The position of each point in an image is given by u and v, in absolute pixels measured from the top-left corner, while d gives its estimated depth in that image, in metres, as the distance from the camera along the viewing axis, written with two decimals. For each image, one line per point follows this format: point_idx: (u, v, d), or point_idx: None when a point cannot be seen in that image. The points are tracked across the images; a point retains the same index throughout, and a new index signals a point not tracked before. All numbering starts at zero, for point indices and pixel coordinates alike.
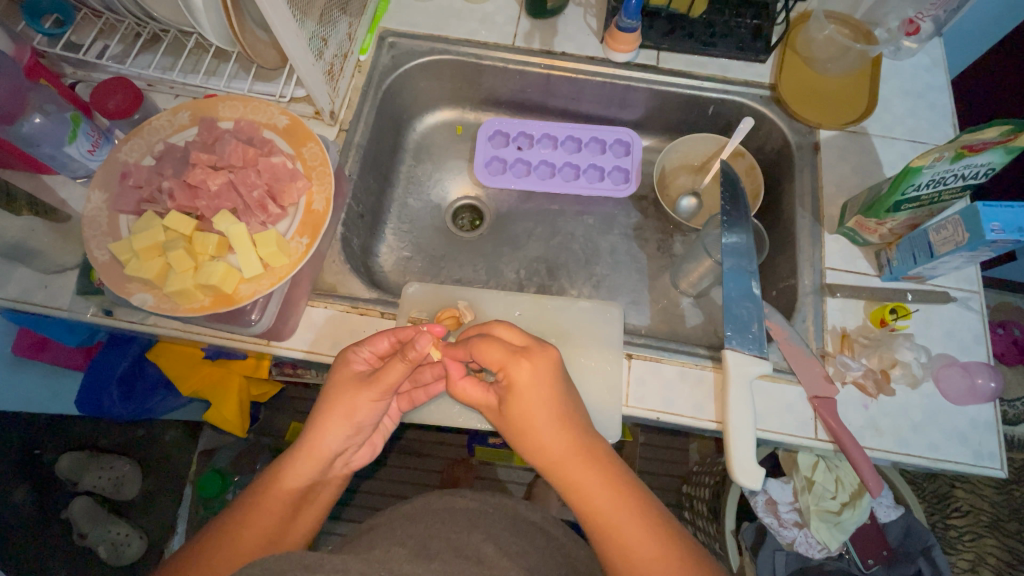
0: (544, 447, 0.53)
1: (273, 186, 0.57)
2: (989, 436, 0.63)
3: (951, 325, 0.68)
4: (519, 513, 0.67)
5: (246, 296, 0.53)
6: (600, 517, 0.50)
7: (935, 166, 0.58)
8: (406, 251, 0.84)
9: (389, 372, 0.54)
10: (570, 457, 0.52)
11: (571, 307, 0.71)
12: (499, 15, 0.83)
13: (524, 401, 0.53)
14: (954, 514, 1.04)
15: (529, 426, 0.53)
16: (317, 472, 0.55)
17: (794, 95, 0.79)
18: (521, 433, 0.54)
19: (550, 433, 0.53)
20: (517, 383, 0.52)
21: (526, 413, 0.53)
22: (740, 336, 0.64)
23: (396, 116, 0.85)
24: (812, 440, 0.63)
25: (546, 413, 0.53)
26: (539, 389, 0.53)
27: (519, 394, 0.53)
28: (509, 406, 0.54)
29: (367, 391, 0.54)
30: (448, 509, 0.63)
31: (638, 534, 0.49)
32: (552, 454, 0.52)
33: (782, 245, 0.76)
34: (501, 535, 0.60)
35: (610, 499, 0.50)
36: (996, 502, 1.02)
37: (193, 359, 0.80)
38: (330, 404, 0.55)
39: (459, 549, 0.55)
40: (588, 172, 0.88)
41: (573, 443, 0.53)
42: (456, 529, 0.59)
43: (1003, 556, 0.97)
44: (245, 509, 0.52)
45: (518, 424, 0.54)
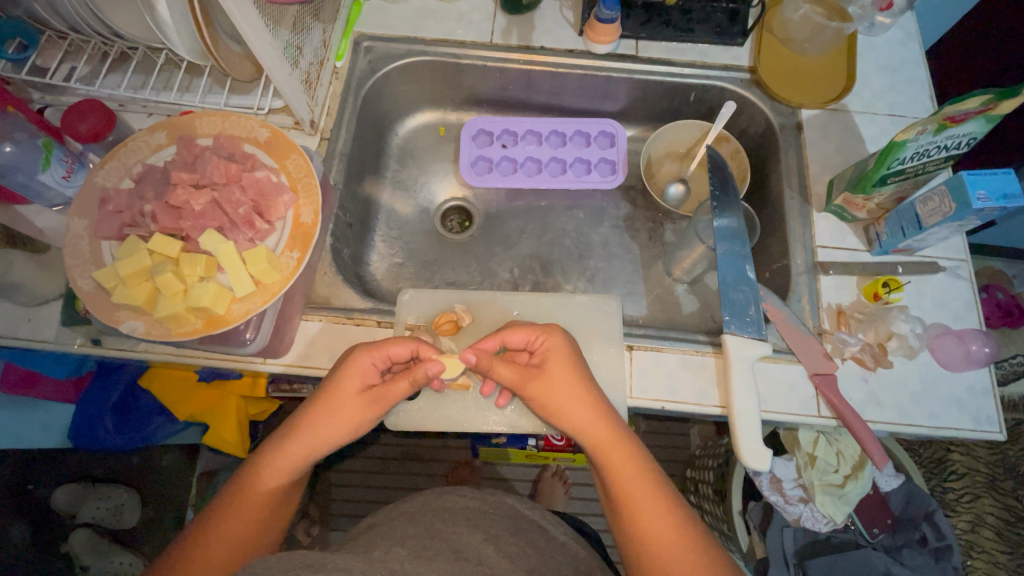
0: (577, 427, 0.54)
1: (259, 202, 0.56)
2: (987, 400, 0.64)
3: (942, 295, 0.69)
4: (518, 512, 0.68)
5: (239, 316, 0.52)
6: (620, 490, 0.51)
7: (919, 139, 0.58)
8: (397, 257, 0.83)
9: (394, 388, 0.55)
10: (602, 436, 0.53)
11: (568, 304, 0.70)
12: (475, 13, 0.82)
13: (556, 378, 0.55)
14: (951, 477, 1.09)
15: (562, 405, 0.54)
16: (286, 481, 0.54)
17: (773, 76, 0.79)
18: (555, 407, 0.54)
19: (586, 406, 0.54)
20: (555, 353, 0.56)
21: (555, 385, 0.54)
22: (738, 320, 0.65)
23: (378, 121, 0.84)
24: (814, 417, 0.64)
25: (576, 391, 0.54)
26: (569, 361, 0.56)
27: (551, 364, 0.56)
28: (541, 378, 0.55)
29: (360, 401, 0.54)
30: (448, 509, 0.62)
31: (661, 528, 0.49)
32: (585, 432, 0.54)
33: (773, 227, 0.76)
34: (501, 536, 0.60)
35: (639, 485, 0.51)
36: (991, 463, 1.08)
37: (188, 382, 0.78)
38: (323, 413, 0.54)
39: (459, 551, 0.54)
40: (574, 166, 0.87)
41: (609, 422, 0.54)
42: (457, 529, 0.58)
43: (1001, 515, 1.03)
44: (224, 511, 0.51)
45: (551, 403, 0.54)
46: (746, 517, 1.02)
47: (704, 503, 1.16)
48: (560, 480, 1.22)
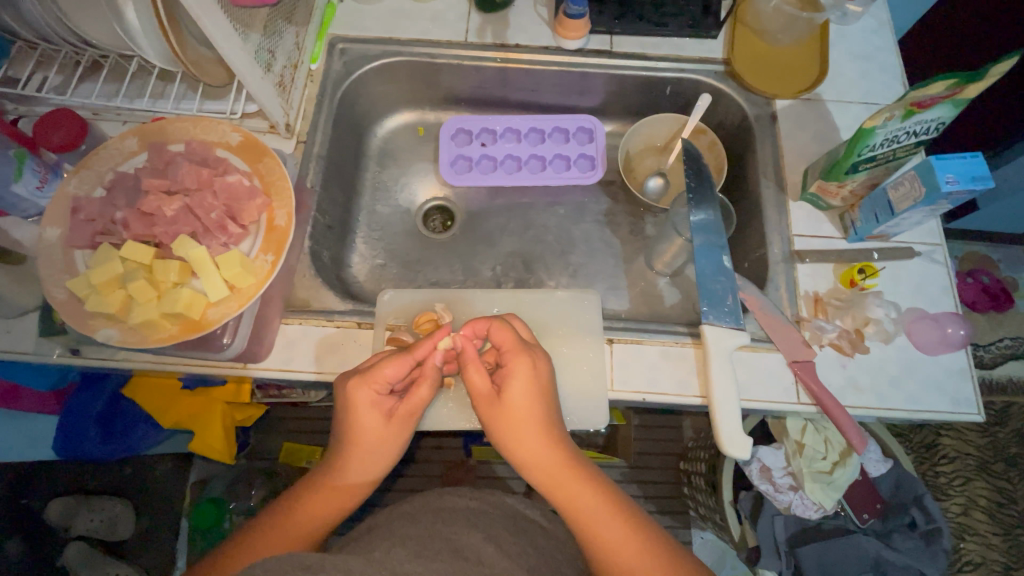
0: (528, 457, 0.53)
1: (232, 206, 0.55)
2: (964, 382, 0.65)
3: (918, 279, 0.69)
4: (519, 513, 0.70)
5: (215, 320, 0.52)
6: (576, 516, 0.51)
7: (887, 125, 0.59)
8: (379, 258, 0.83)
9: (417, 394, 0.56)
10: (555, 467, 0.53)
11: (548, 299, 0.70)
12: (450, 12, 0.82)
13: (512, 408, 0.54)
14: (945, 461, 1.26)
15: (517, 433, 0.53)
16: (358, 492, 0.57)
17: (747, 67, 0.80)
18: (506, 435, 0.54)
19: (538, 435, 0.53)
20: (516, 377, 0.54)
21: (511, 412, 0.54)
22: (716, 310, 0.65)
23: (355, 123, 0.84)
24: (795, 404, 0.64)
25: (532, 421, 0.54)
26: (531, 386, 0.54)
27: (508, 389, 0.54)
28: (500, 404, 0.54)
29: (400, 424, 0.55)
30: (447, 510, 0.64)
31: (627, 551, 0.50)
32: (537, 463, 0.53)
33: (750, 218, 0.77)
34: (502, 536, 0.61)
35: (601, 512, 0.51)
36: (983, 447, 1.27)
37: (172, 390, 0.78)
38: (365, 432, 0.54)
39: (459, 551, 0.55)
40: (554, 163, 0.88)
41: (561, 452, 0.53)
42: (457, 529, 0.59)
43: (993, 497, 1.22)
44: (302, 503, 0.54)
45: (503, 431, 0.54)
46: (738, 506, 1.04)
47: (696, 494, 1.16)
48: None
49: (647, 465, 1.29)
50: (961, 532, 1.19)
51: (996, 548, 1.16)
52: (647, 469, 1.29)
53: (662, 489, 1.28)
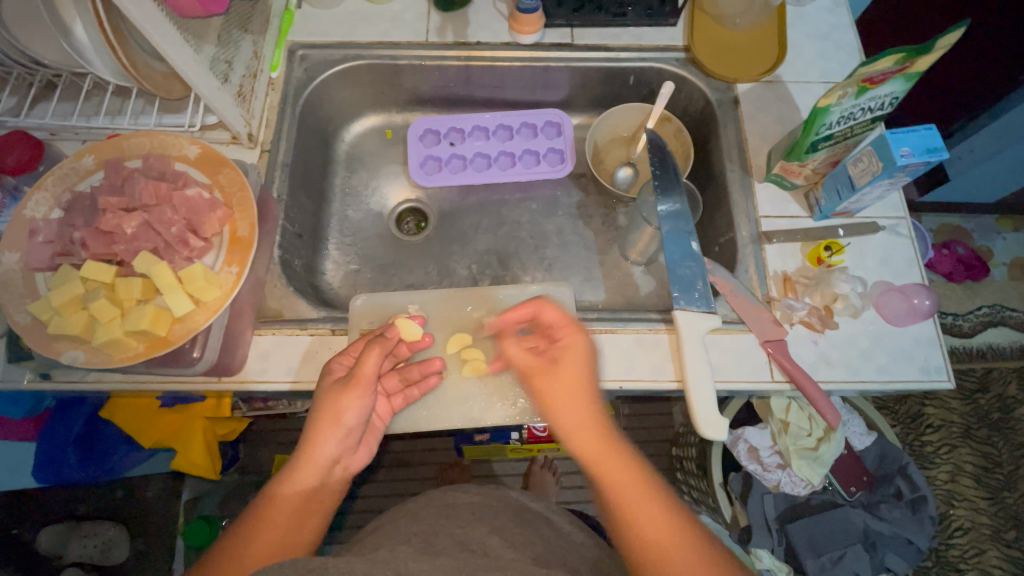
0: (571, 425, 0.53)
1: (192, 219, 0.55)
2: (933, 350, 0.66)
3: (884, 252, 0.71)
4: (524, 505, 0.74)
5: (181, 336, 0.52)
6: (613, 487, 0.50)
7: (842, 102, 0.59)
8: (352, 263, 0.82)
9: (366, 362, 0.56)
10: (594, 436, 0.52)
11: (522, 294, 0.70)
12: (409, 13, 0.82)
13: (563, 378, 0.55)
14: (928, 430, 1.31)
15: (562, 401, 0.54)
16: (317, 479, 0.57)
17: (707, 52, 0.81)
18: (552, 406, 0.54)
19: (585, 406, 0.54)
20: (569, 349, 0.56)
21: (554, 385, 0.55)
22: (686, 295, 0.65)
23: (321, 129, 0.83)
24: (770, 382, 0.65)
25: (580, 392, 0.54)
26: (581, 362, 0.55)
27: (561, 360, 0.56)
28: (552, 373, 0.55)
29: (349, 389, 0.56)
30: (453, 506, 0.68)
31: (657, 527, 0.48)
32: (580, 431, 0.53)
33: (718, 202, 0.78)
34: (507, 527, 0.64)
35: (637, 486, 0.50)
36: (964, 416, 1.32)
37: (148, 410, 0.77)
38: (321, 409, 0.57)
39: (465, 543, 0.59)
40: (523, 158, 0.88)
41: (601, 425, 0.53)
42: (462, 524, 0.63)
43: (976, 461, 1.26)
44: (255, 518, 0.53)
45: (551, 399, 0.54)
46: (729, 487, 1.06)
47: (689, 479, 1.17)
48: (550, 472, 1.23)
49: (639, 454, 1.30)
50: (951, 499, 1.24)
51: (984, 512, 1.22)
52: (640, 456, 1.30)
53: None
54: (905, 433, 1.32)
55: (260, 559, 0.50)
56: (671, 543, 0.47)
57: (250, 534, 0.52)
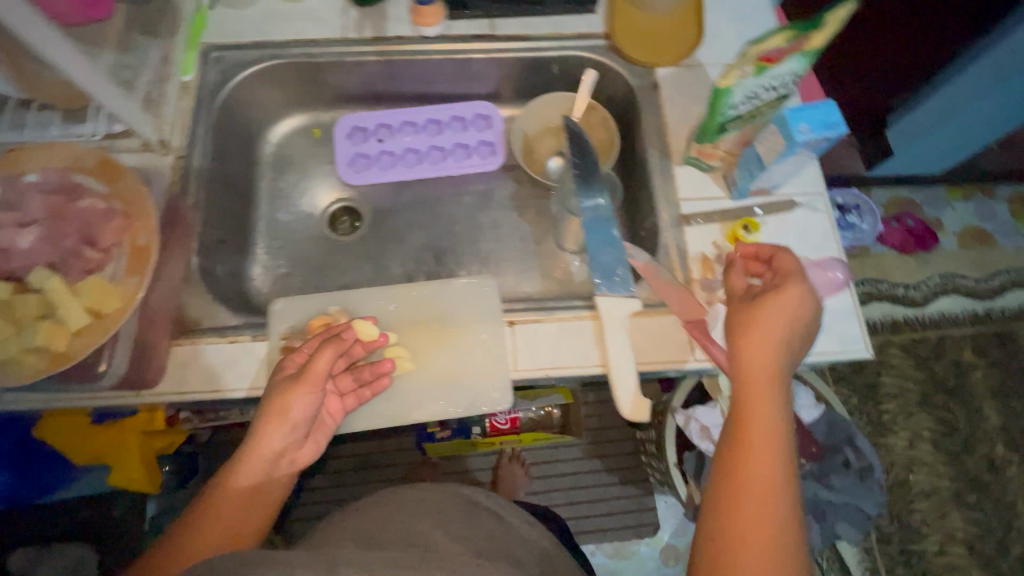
0: (747, 367, 0.53)
1: (87, 231, 0.55)
2: (850, 321, 0.68)
3: (802, 227, 0.72)
4: (474, 500, 0.74)
5: (81, 352, 0.51)
6: (743, 440, 0.50)
7: (743, 82, 0.60)
8: (283, 267, 0.82)
9: (318, 360, 0.57)
10: (757, 387, 0.52)
11: (447, 288, 0.70)
12: (326, 9, 0.81)
13: (766, 318, 0.54)
14: (887, 399, 1.36)
15: (754, 341, 0.54)
16: (262, 475, 0.57)
17: (627, 35, 0.81)
18: (741, 343, 0.54)
19: (763, 356, 0.53)
20: (787, 289, 0.55)
21: (757, 330, 0.54)
22: (608, 281, 0.66)
23: (243, 132, 0.82)
24: (691, 361, 0.66)
25: (769, 337, 0.54)
26: (798, 307, 0.55)
27: (780, 293, 0.55)
28: (752, 310, 0.55)
29: (299, 386, 0.57)
30: (399, 500, 0.69)
31: (762, 495, 0.47)
32: (750, 374, 0.53)
33: (643, 187, 0.79)
34: (452, 522, 0.65)
35: (771, 448, 0.49)
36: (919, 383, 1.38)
37: (81, 426, 0.76)
38: (270, 404, 0.57)
39: (410, 538, 0.60)
40: (454, 152, 0.88)
41: (773, 380, 0.52)
42: (409, 520, 0.64)
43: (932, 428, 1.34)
44: (201, 510, 0.54)
45: (744, 336, 0.54)
46: (683, 466, 1.09)
47: (653, 461, 1.19)
48: (518, 464, 1.27)
49: (604, 439, 1.31)
50: (911, 465, 1.32)
51: (942, 475, 1.31)
52: (604, 442, 1.32)
53: (621, 461, 1.31)
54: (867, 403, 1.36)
55: (202, 547, 0.52)
56: (771, 520, 0.46)
57: (193, 525, 0.53)
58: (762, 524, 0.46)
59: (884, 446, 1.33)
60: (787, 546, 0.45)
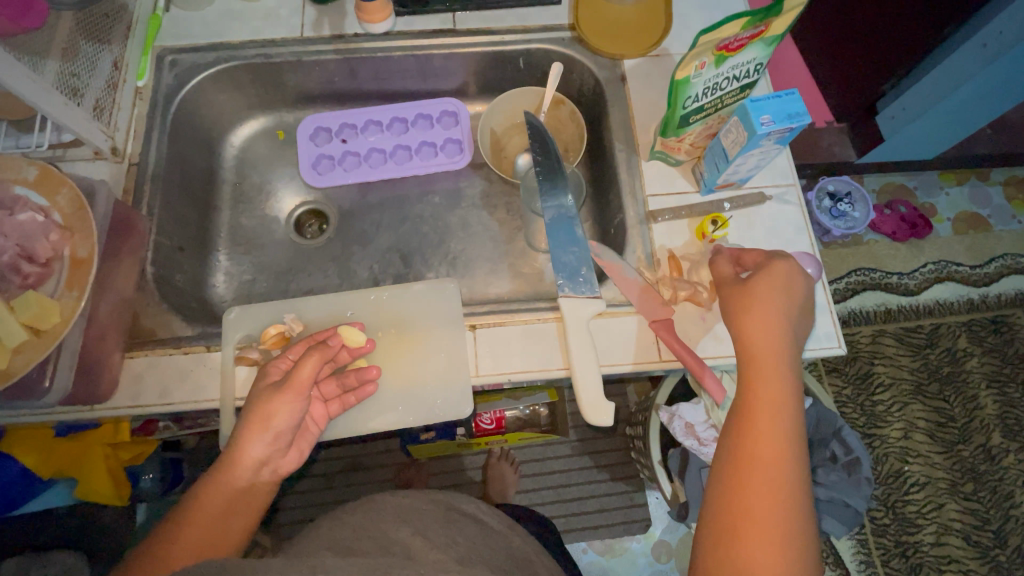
0: (752, 344, 0.53)
1: (25, 245, 0.52)
2: (824, 318, 0.67)
3: (773, 221, 0.70)
4: (453, 505, 0.72)
5: (19, 369, 0.49)
6: (753, 419, 0.49)
7: (702, 73, 0.58)
8: (247, 273, 0.80)
9: (303, 366, 0.55)
10: (762, 364, 0.52)
11: (406, 293, 0.69)
12: (283, 8, 0.79)
13: (757, 299, 0.54)
14: (880, 390, 1.34)
15: (753, 319, 0.54)
16: (245, 483, 0.55)
17: (593, 30, 0.79)
18: (741, 322, 0.54)
19: (765, 337, 0.52)
20: (776, 271, 0.56)
21: (755, 311, 0.54)
22: (571, 281, 0.65)
23: (203, 136, 0.80)
24: (660, 363, 0.64)
25: (771, 318, 0.53)
26: (790, 288, 0.55)
27: (768, 274, 0.56)
28: (753, 290, 0.55)
29: (283, 392, 0.55)
30: (372, 506, 0.66)
31: (771, 476, 0.46)
32: (755, 352, 0.52)
33: (611, 182, 0.76)
34: (430, 528, 0.63)
35: (778, 426, 0.48)
36: (915, 371, 1.35)
37: (44, 439, 0.75)
38: (256, 409, 0.54)
39: (389, 547, 0.57)
40: (421, 151, 0.86)
41: (778, 357, 0.52)
42: (387, 526, 0.62)
43: (927, 416, 1.32)
44: (180, 518, 0.52)
45: (747, 314, 0.54)
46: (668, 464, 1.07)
47: (641, 457, 1.18)
48: (507, 464, 1.25)
49: (593, 437, 1.30)
50: (906, 456, 1.30)
51: (939, 466, 1.28)
52: (593, 439, 1.31)
53: (610, 457, 1.30)
54: (860, 394, 1.34)
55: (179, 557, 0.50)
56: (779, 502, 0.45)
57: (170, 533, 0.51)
58: (770, 514, 0.44)
59: (878, 437, 1.31)
60: (796, 535, 0.44)
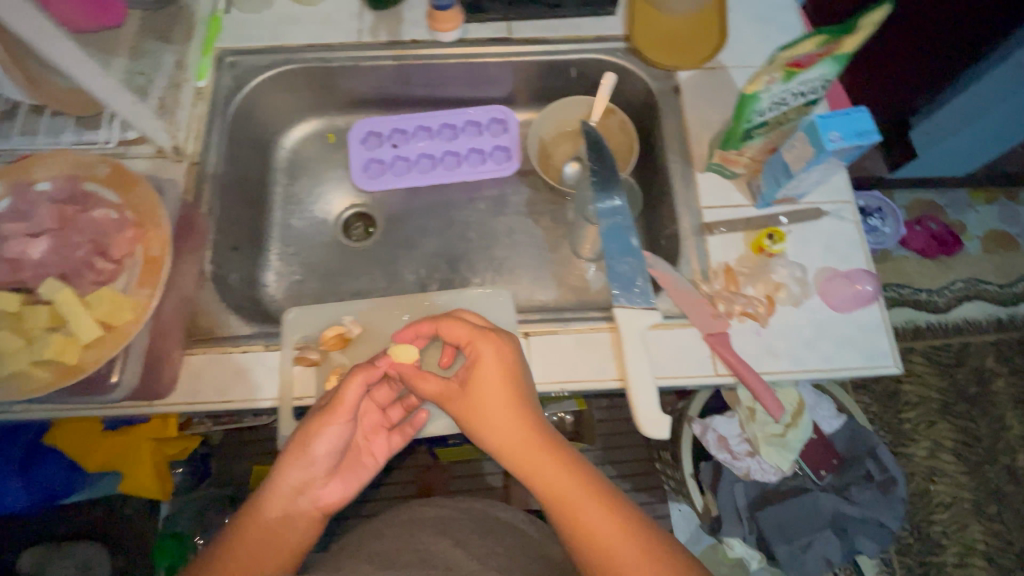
0: (495, 426, 0.53)
1: (99, 241, 0.54)
2: (880, 336, 0.65)
3: (828, 237, 0.69)
4: (491, 514, 0.73)
5: (92, 364, 0.50)
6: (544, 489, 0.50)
7: (770, 88, 0.58)
8: (296, 274, 0.81)
9: (348, 390, 0.55)
10: (517, 436, 0.52)
11: (461, 298, 0.69)
12: (340, 13, 0.80)
13: (484, 378, 0.55)
14: (907, 407, 1.33)
15: (483, 405, 0.54)
16: (282, 513, 0.54)
17: (646, 38, 0.79)
18: (473, 405, 0.54)
19: (510, 414, 0.53)
20: (483, 357, 0.55)
21: (488, 392, 0.54)
22: (626, 292, 0.64)
23: (256, 137, 0.81)
24: (714, 377, 0.64)
25: (502, 393, 0.54)
26: (500, 366, 0.55)
27: (478, 370, 0.55)
28: (471, 384, 0.55)
29: (325, 416, 0.56)
30: (416, 520, 0.69)
31: (607, 533, 0.48)
32: (510, 430, 0.52)
33: (663, 193, 0.76)
34: (469, 539, 0.65)
35: (568, 489, 0.50)
36: (942, 390, 1.34)
37: (92, 433, 0.75)
38: (302, 433, 0.56)
39: (428, 560, 0.60)
40: (469, 157, 0.86)
41: (530, 427, 0.53)
42: (427, 539, 0.64)
43: (954, 435, 1.31)
44: (221, 543, 0.52)
45: (474, 408, 0.54)
46: (699, 477, 1.06)
47: (666, 469, 1.16)
48: None
49: (615, 446, 1.29)
50: (932, 475, 1.28)
51: (965, 486, 1.27)
52: (617, 448, 1.30)
53: (632, 467, 1.28)
54: (886, 412, 1.33)
55: None
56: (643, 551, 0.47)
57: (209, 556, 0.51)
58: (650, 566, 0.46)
59: (904, 455, 1.29)
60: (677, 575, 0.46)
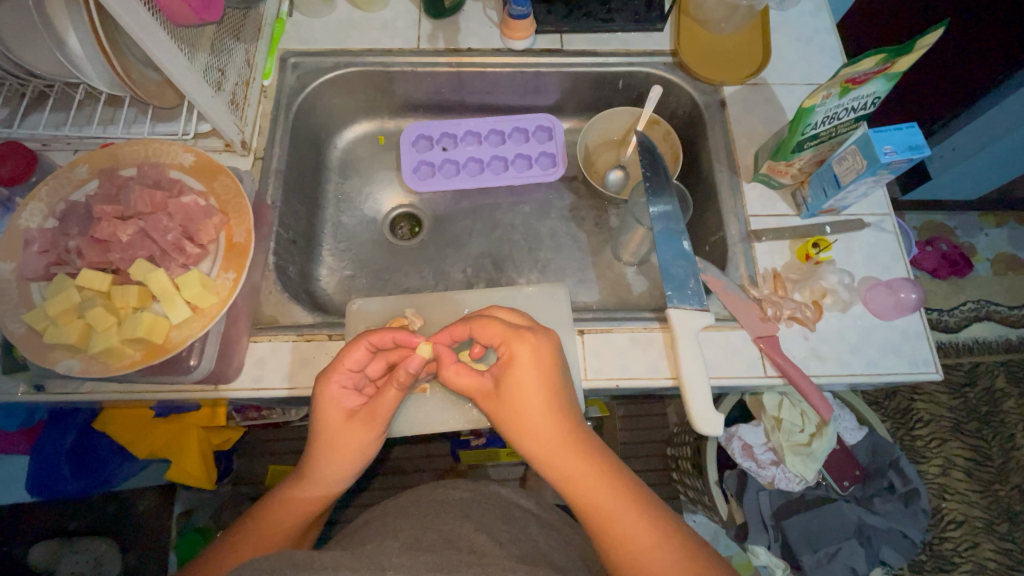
0: (536, 433, 0.52)
1: (188, 226, 0.55)
2: (921, 343, 0.67)
3: (870, 248, 0.72)
4: (512, 503, 0.70)
5: (178, 343, 0.51)
6: (583, 496, 0.51)
7: (826, 103, 0.61)
8: (347, 269, 0.83)
9: (383, 401, 0.54)
10: (558, 443, 0.52)
11: (517, 295, 0.71)
12: (400, 20, 0.83)
13: (523, 383, 0.53)
14: (918, 424, 1.32)
15: (523, 413, 0.52)
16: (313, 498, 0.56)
17: (694, 55, 0.82)
18: (513, 412, 0.53)
19: (552, 421, 0.52)
20: (517, 360, 0.53)
21: (527, 398, 0.53)
22: (679, 294, 0.66)
23: (313, 136, 0.84)
24: (763, 377, 0.66)
25: (542, 399, 0.53)
26: (538, 369, 0.53)
27: (514, 371, 0.53)
28: (506, 388, 0.54)
29: (357, 422, 0.54)
30: (440, 501, 0.65)
31: (644, 542, 0.48)
32: (551, 438, 0.52)
33: (708, 201, 0.79)
34: (492, 525, 0.60)
35: (608, 497, 0.50)
36: (953, 408, 1.33)
37: (144, 420, 0.77)
38: (327, 435, 0.54)
39: (451, 541, 0.55)
40: (516, 162, 0.89)
41: (573, 436, 0.52)
42: (448, 520, 0.59)
43: (966, 454, 1.28)
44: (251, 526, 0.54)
45: (513, 414, 0.53)
46: (724, 486, 1.07)
47: (685, 479, 1.17)
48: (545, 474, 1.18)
49: (634, 455, 1.30)
50: (943, 492, 1.25)
51: (975, 505, 1.23)
52: (636, 457, 1.30)
53: (651, 476, 1.29)
54: (896, 429, 1.33)
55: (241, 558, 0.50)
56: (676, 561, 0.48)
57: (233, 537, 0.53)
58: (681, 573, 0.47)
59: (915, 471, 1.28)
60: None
